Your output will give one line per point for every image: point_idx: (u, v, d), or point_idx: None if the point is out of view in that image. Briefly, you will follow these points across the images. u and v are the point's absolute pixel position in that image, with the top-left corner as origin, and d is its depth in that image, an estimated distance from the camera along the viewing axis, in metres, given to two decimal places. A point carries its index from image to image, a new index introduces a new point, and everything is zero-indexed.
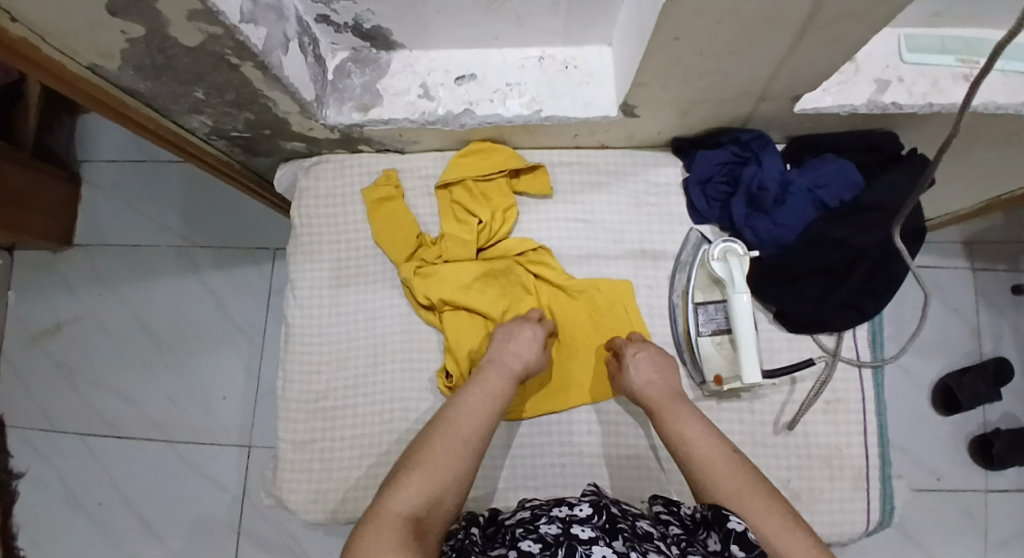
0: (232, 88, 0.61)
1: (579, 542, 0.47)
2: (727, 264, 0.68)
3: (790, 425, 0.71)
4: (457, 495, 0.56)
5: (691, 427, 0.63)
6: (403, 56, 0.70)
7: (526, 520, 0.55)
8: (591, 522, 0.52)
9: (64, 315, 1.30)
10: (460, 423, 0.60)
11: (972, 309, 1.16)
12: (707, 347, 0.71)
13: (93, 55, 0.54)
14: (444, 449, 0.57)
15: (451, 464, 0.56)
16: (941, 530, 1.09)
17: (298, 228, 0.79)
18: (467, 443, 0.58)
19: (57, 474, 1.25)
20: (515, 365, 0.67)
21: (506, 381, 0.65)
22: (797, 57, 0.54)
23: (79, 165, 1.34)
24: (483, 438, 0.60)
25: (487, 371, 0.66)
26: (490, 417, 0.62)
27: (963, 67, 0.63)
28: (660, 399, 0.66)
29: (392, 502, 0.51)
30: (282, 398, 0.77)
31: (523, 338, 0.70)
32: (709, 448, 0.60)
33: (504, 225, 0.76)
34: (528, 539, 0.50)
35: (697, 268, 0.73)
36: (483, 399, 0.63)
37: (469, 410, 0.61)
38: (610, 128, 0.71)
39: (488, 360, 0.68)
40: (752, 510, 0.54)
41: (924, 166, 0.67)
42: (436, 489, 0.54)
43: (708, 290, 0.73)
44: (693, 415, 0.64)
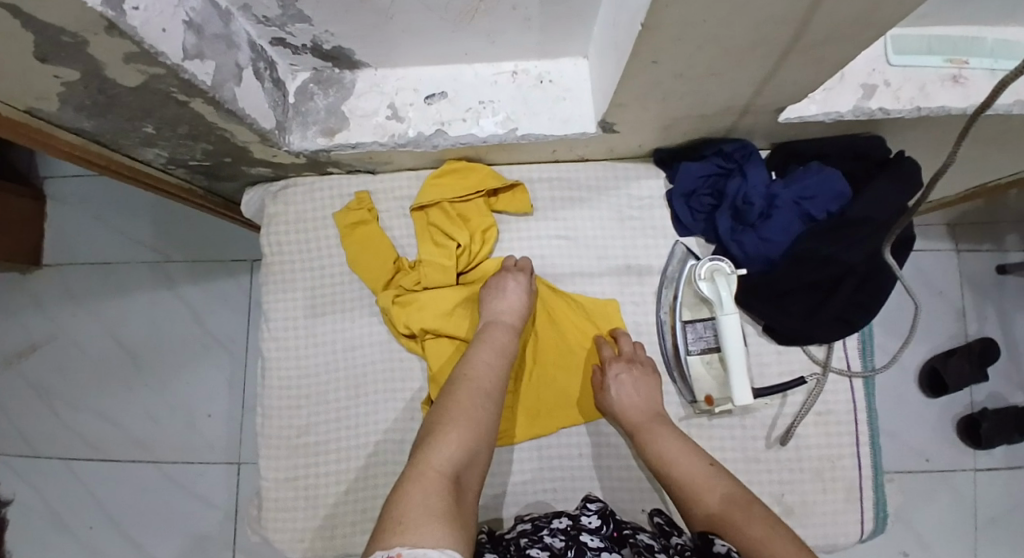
0: (185, 122, 0.57)
1: (590, 550, 0.56)
2: (715, 283, 0.66)
3: (781, 440, 0.71)
4: (488, 444, 0.58)
5: (674, 447, 0.63)
6: (369, 75, 0.66)
7: (531, 532, 0.59)
8: (600, 534, 0.59)
9: (37, 338, 1.26)
10: (477, 377, 0.62)
11: (958, 292, 1.16)
12: (696, 365, 0.70)
13: (29, 98, 0.50)
14: (468, 404, 0.59)
15: (479, 419, 0.58)
16: (930, 514, 1.11)
17: (269, 258, 0.76)
18: (488, 395, 0.61)
19: (42, 501, 1.22)
20: (512, 321, 0.68)
21: (510, 337, 0.67)
22: (782, 74, 0.51)
23: (41, 181, 1.28)
24: (501, 387, 0.63)
25: (491, 329, 0.67)
26: (503, 372, 0.64)
27: (951, 68, 0.61)
28: (638, 421, 0.66)
29: (430, 458, 0.53)
30: (262, 434, 0.74)
31: (508, 288, 0.69)
32: (693, 467, 0.61)
33: (484, 246, 0.74)
34: (538, 547, 0.56)
35: (684, 286, 0.71)
36: (495, 355, 0.64)
37: (484, 365, 0.63)
38: (589, 143, 0.69)
39: (486, 321, 0.68)
40: (739, 526, 0.55)
41: (912, 174, 0.64)
42: (470, 443, 0.56)
43: (694, 308, 0.71)
44: (674, 434, 0.65)
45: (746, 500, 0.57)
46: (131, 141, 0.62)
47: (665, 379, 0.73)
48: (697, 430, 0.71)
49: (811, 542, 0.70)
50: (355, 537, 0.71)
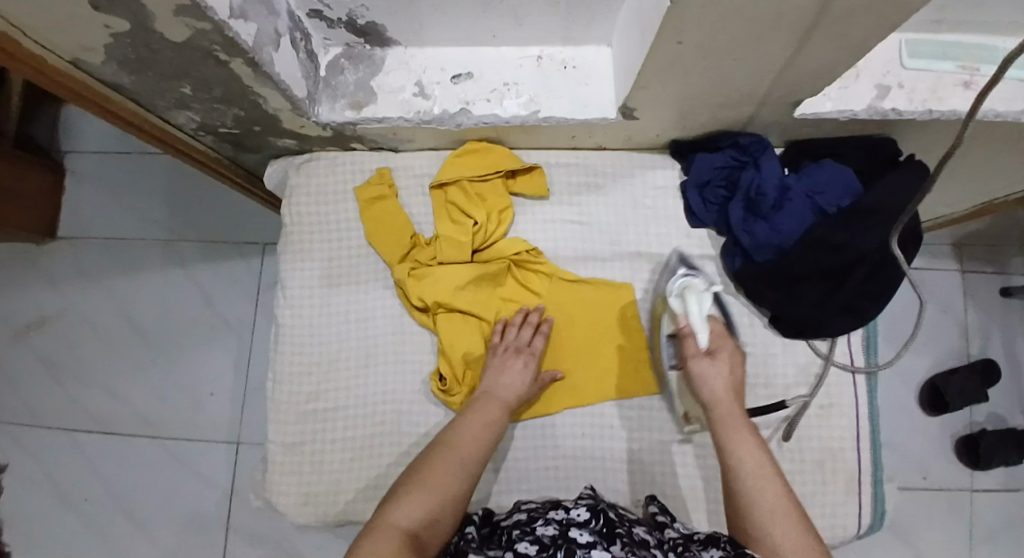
0: (221, 84, 0.59)
1: (579, 547, 0.49)
2: (684, 300, 0.68)
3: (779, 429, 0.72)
4: (453, 519, 0.56)
5: (755, 458, 0.58)
6: (398, 53, 0.68)
7: (524, 522, 0.58)
8: (589, 528, 0.53)
9: (48, 308, 1.27)
10: (459, 445, 0.60)
11: (961, 310, 1.17)
12: (675, 382, 0.70)
13: (76, 50, 0.52)
14: (439, 469, 0.57)
15: (448, 487, 0.56)
16: (927, 526, 1.11)
17: (289, 227, 0.78)
18: (465, 465, 0.59)
19: (40, 469, 1.23)
20: (508, 398, 0.66)
21: (502, 414, 0.65)
22: (800, 64, 0.53)
23: (62, 155, 1.30)
24: (481, 460, 0.60)
25: (484, 401, 0.65)
26: (487, 446, 0.61)
27: (964, 72, 0.63)
28: (729, 416, 0.62)
29: (394, 513, 0.52)
30: (272, 400, 0.76)
31: (514, 368, 0.69)
32: (769, 484, 0.56)
33: (500, 226, 0.75)
34: (525, 541, 0.52)
35: (662, 304, 0.72)
36: (480, 426, 0.62)
37: (469, 435, 0.61)
38: (608, 129, 0.70)
39: (482, 391, 0.67)
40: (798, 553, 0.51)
41: (923, 170, 0.67)
42: (435, 508, 0.54)
43: (670, 323, 0.72)
44: (757, 444, 0.60)
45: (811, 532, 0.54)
46: (166, 102, 0.64)
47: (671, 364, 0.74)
48: None
49: None
50: (358, 503, 0.72)
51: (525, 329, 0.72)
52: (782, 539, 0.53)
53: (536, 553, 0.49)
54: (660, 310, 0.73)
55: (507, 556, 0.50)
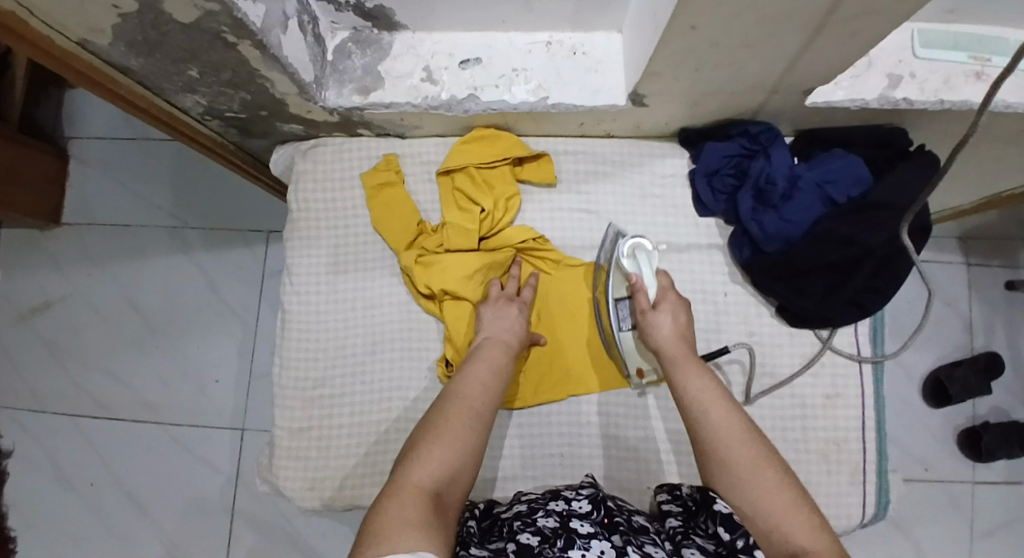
0: (229, 67, 0.58)
1: (579, 535, 0.49)
2: (637, 260, 0.70)
3: (769, 391, 0.72)
4: (469, 472, 0.53)
5: (704, 385, 0.59)
6: (406, 38, 0.67)
7: (525, 514, 0.57)
8: (591, 519, 0.53)
9: (53, 294, 1.28)
10: (469, 396, 0.58)
11: (967, 304, 1.17)
12: (628, 341, 0.71)
13: (83, 31, 0.52)
14: (456, 423, 0.54)
15: (465, 439, 0.54)
16: (927, 518, 1.11)
17: (295, 213, 0.77)
18: (479, 415, 0.56)
19: (46, 453, 1.23)
20: (510, 341, 0.66)
21: (508, 357, 0.65)
22: (813, 50, 0.53)
23: (66, 141, 1.30)
24: (492, 409, 0.58)
25: (488, 346, 0.65)
26: (496, 393, 0.60)
27: (974, 64, 0.63)
28: (676, 355, 0.62)
29: (411, 476, 0.48)
30: (278, 386, 0.76)
31: (508, 313, 0.69)
32: (717, 407, 0.57)
33: (507, 214, 0.75)
34: (527, 532, 0.52)
35: (608, 270, 0.73)
36: (490, 373, 0.61)
37: (478, 383, 0.60)
38: (617, 117, 0.69)
39: (483, 338, 0.67)
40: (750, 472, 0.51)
41: (933, 163, 0.66)
42: (452, 460, 0.51)
43: (620, 286, 0.72)
44: (705, 376, 0.60)
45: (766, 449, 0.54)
46: (173, 85, 0.64)
47: None
48: None
49: None
50: (365, 489, 0.72)
51: (511, 282, 0.73)
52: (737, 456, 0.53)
53: (537, 544, 0.49)
54: (607, 263, 0.74)
55: (509, 547, 0.50)
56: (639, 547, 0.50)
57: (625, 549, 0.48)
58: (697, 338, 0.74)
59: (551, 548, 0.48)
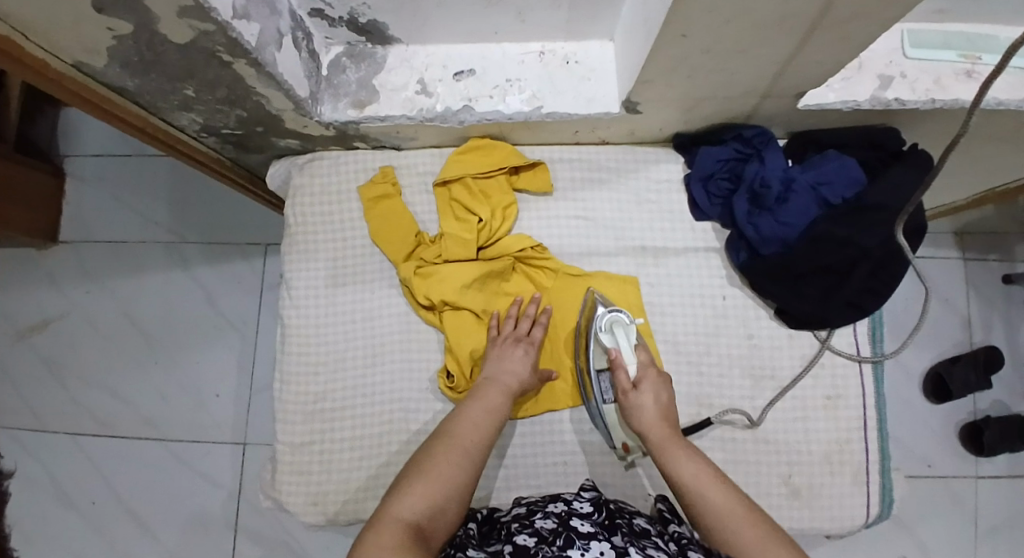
0: (224, 84, 0.59)
1: (578, 536, 0.50)
2: (614, 334, 0.69)
3: (776, 398, 0.72)
4: (455, 508, 0.55)
5: (695, 468, 0.59)
6: (400, 51, 0.68)
7: (524, 517, 0.58)
8: (591, 519, 0.54)
9: (51, 312, 1.28)
10: (461, 434, 0.60)
11: (964, 300, 1.17)
12: (611, 414, 0.70)
13: (79, 53, 0.52)
14: (443, 460, 0.57)
15: (452, 477, 0.56)
16: (932, 516, 1.11)
17: (293, 227, 0.78)
18: (469, 454, 0.58)
19: (47, 473, 1.23)
20: (513, 383, 0.66)
21: (506, 399, 0.65)
22: (803, 55, 0.53)
23: (62, 159, 1.30)
24: (485, 447, 0.60)
25: (489, 386, 0.65)
26: (491, 431, 0.61)
27: (965, 63, 0.63)
28: (661, 439, 0.63)
29: (395, 507, 0.52)
30: (278, 401, 0.76)
31: (515, 356, 0.69)
32: (712, 489, 0.57)
33: (504, 223, 0.75)
34: (525, 534, 0.53)
35: (588, 342, 0.72)
36: (484, 412, 0.62)
37: (471, 423, 0.61)
38: (611, 124, 0.70)
39: (484, 378, 0.67)
40: (758, 549, 0.51)
41: (926, 164, 0.67)
42: (437, 498, 0.54)
43: (601, 358, 0.72)
44: (693, 456, 0.60)
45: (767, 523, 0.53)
46: (169, 104, 0.65)
47: (677, 358, 0.74)
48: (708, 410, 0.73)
49: (818, 523, 0.71)
50: (368, 503, 0.72)
51: (523, 321, 0.73)
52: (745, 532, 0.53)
53: (535, 545, 0.50)
54: (586, 327, 0.73)
55: (507, 549, 0.52)
56: (638, 548, 0.50)
57: (625, 550, 0.49)
58: (697, 342, 0.74)
59: (549, 547, 0.49)
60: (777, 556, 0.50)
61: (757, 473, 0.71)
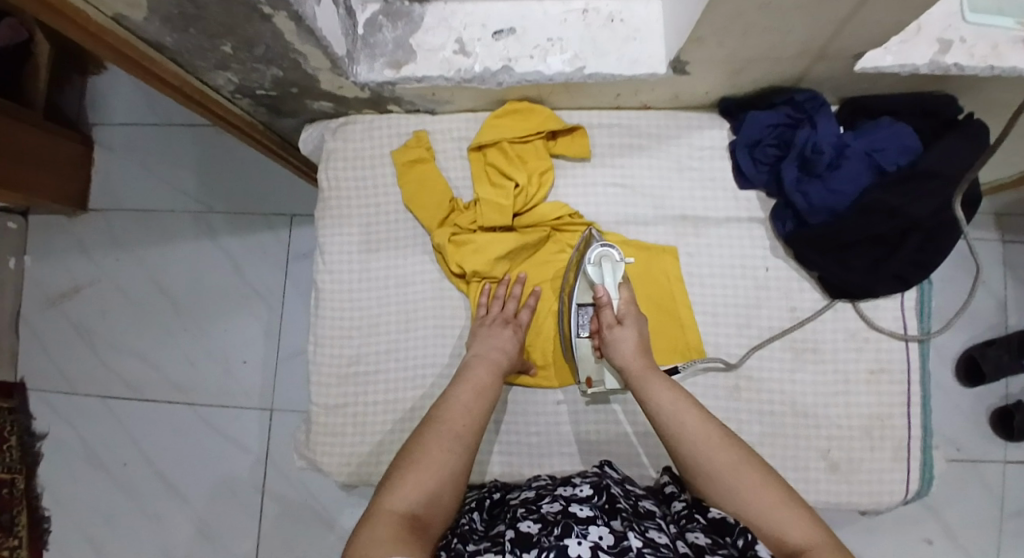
0: (262, 41, 0.57)
1: (576, 522, 0.48)
2: (601, 268, 0.67)
3: (782, 334, 0.71)
4: (452, 494, 0.53)
5: (672, 398, 0.58)
6: (438, 10, 0.66)
7: (531, 501, 0.57)
8: (591, 503, 0.53)
9: (82, 279, 1.29)
10: (453, 419, 0.57)
11: (1002, 281, 1.13)
12: (584, 348, 0.69)
13: (117, 4, 0.51)
14: (434, 447, 0.54)
15: (444, 462, 0.53)
16: (960, 499, 1.09)
17: (326, 192, 0.77)
18: (461, 437, 0.56)
19: (80, 435, 1.26)
20: (499, 360, 0.65)
21: (494, 377, 0.64)
22: (869, 11, 0.50)
23: (90, 127, 1.30)
24: (477, 429, 0.58)
25: (475, 365, 0.64)
26: (481, 412, 0.60)
27: (1019, 30, 0.60)
28: (639, 372, 0.62)
29: (387, 501, 0.49)
30: (313, 364, 0.76)
31: (501, 335, 0.68)
32: (690, 417, 0.56)
33: (541, 189, 0.74)
34: (529, 520, 0.51)
35: (576, 275, 0.70)
36: (473, 394, 0.61)
37: (460, 406, 0.59)
38: (656, 87, 0.68)
39: (470, 356, 0.66)
40: (733, 480, 0.51)
41: (980, 132, 0.63)
42: (432, 486, 0.51)
43: (585, 293, 0.70)
44: (671, 387, 0.60)
45: (742, 450, 0.53)
46: (206, 62, 0.64)
47: (715, 332, 0.73)
48: (745, 383, 0.72)
49: (855, 498, 0.70)
50: None
51: (510, 302, 0.72)
52: (724, 467, 0.52)
53: (537, 533, 0.48)
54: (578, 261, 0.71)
55: (509, 535, 0.50)
56: (640, 532, 0.49)
57: (624, 534, 0.48)
58: (737, 313, 0.73)
59: (548, 535, 0.47)
60: (752, 483, 0.51)
61: (795, 447, 0.70)
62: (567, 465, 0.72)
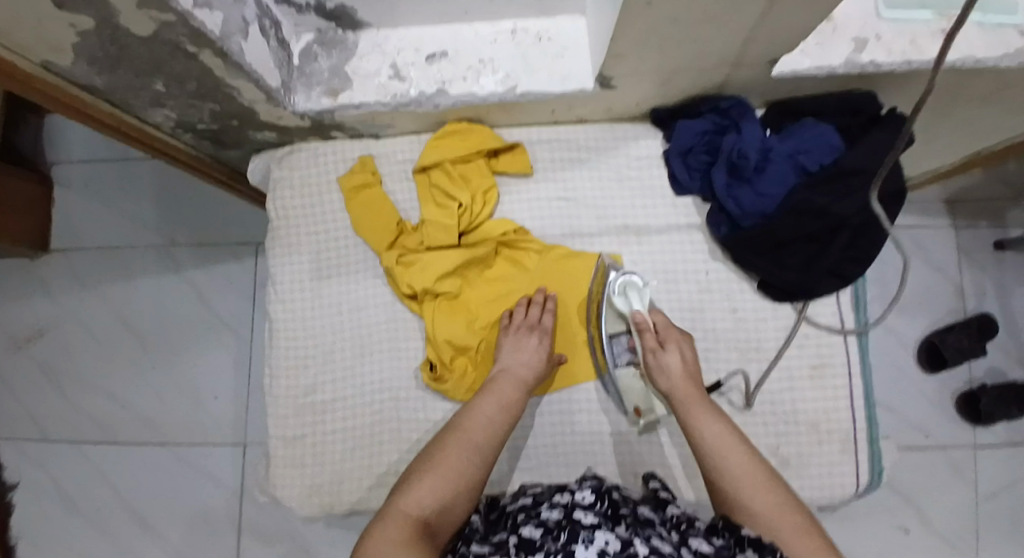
0: (194, 77, 0.58)
1: (583, 527, 0.48)
2: (627, 297, 0.71)
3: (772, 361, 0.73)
4: (466, 503, 0.56)
5: (719, 430, 0.61)
6: (371, 36, 0.67)
7: (530, 507, 0.56)
8: (595, 510, 0.52)
9: (45, 320, 1.28)
10: (473, 429, 0.60)
11: (957, 268, 1.17)
12: (626, 379, 0.72)
13: (43, 51, 0.52)
14: (453, 456, 0.57)
15: (461, 470, 0.56)
16: (930, 484, 1.11)
17: (275, 222, 0.78)
18: (479, 449, 0.59)
19: (50, 480, 1.23)
20: (526, 376, 0.67)
21: (520, 392, 0.65)
22: (770, 20, 0.53)
23: (48, 166, 1.29)
24: (495, 444, 0.60)
25: (502, 380, 0.66)
26: (503, 428, 0.62)
27: (940, 22, 0.62)
28: (688, 400, 0.64)
29: (404, 503, 0.52)
30: (269, 394, 0.76)
31: (529, 346, 0.69)
32: (733, 449, 0.59)
33: (485, 207, 0.75)
34: (531, 525, 0.50)
35: (600, 305, 0.73)
36: (496, 407, 0.63)
37: (483, 417, 0.62)
38: (587, 102, 0.70)
39: (499, 370, 0.68)
40: (772, 518, 0.53)
41: (902, 126, 0.66)
42: (448, 493, 0.54)
43: (615, 322, 0.73)
44: (719, 419, 0.62)
45: (779, 488, 0.56)
46: (142, 100, 0.64)
47: None
48: None
49: (810, 493, 0.71)
50: (363, 490, 0.73)
51: (534, 308, 0.73)
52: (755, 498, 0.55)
53: (540, 538, 0.47)
54: (598, 293, 0.74)
55: (512, 541, 0.49)
56: (645, 539, 0.48)
57: (631, 541, 0.47)
58: (682, 319, 0.75)
59: (553, 541, 0.47)
60: (790, 524, 0.52)
61: None
62: (526, 479, 0.73)
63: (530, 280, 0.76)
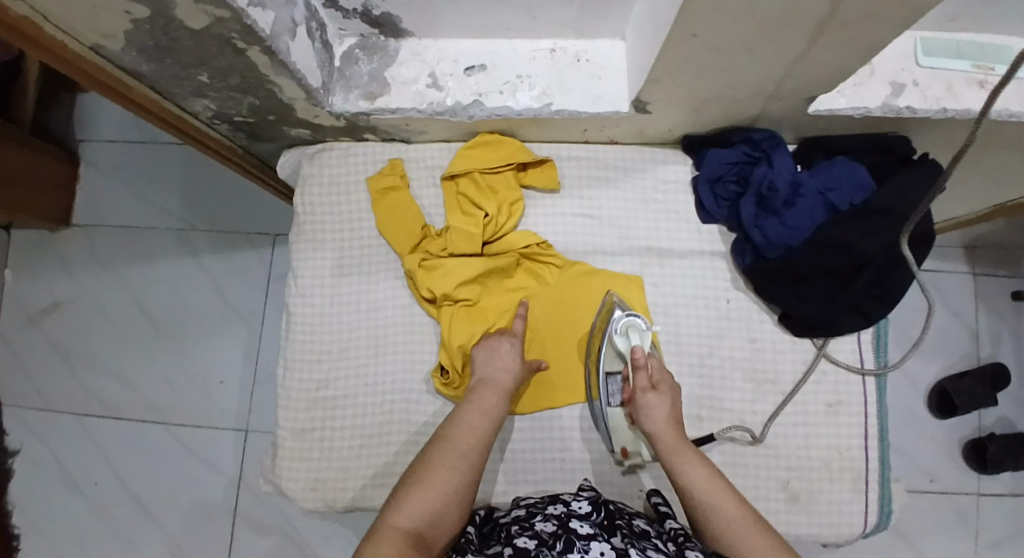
0: (237, 71, 0.59)
1: (578, 538, 0.47)
2: (629, 338, 0.70)
3: (789, 394, 0.72)
4: (456, 512, 0.56)
5: (703, 474, 0.60)
6: (412, 44, 0.68)
7: (525, 519, 0.56)
8: (590, 520, 0.52)
9: (62, 295, 1.29)
10: (459, 436, 0.60)
11: (975, 313, 1.16)
12: (616, 416, 0.72)
13: (94, 35, 0.53)
14: (441, 465, 0.57)
15: (449, 479, 0.56)
16: (934, 531, 1.10)
17: (301, 217, 0.79)
18: (465, 456, 0.58)
19: (53, 453, 1.24)
20: (504, 380, 0.67)
21: (499, 398, 0.65)
22: (812, 57, 0.53)
23: (77, 145, 1.31)
24: (483, 448, 0.60)
25: (482, 387, 0.66)
26: (486, 434, 0.62)
27: (977, 72, 0.62)
28: (670, 444, 0.64)
29: (395, 517, 0.52)
30: (282, 387, 0.77)
31: (503, 352, 0.69)
32: (718, 494, 0.58)
33: (510, 219, 0.76)
34: (525, 537, 0.50)
35: (601, 342, 0.73)
36: (479, 415, 0.63)
37: (467, 425, 0.61)
38: (620, 123, 0.70)
39: (478, 379, 0.67)
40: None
41: (935, 170, 0.66)
42: (437, 504, 0.54)
43: (613, 361, 0.73)
44: (702, 462, 0.62)
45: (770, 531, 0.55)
46: (183, 89, 0.66)
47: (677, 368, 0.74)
48: (707, 412, 0.73)
49: (814, 530, 0.70)
50: (366, 490, 0.73)
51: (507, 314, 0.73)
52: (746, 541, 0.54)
53: (535, 549, 0.47)
54: (601, 328, 0.73)
55: (507, 552, 0.49)
56: (639, 550, 0.49)
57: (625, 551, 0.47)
58: (699, 345, 0.74)
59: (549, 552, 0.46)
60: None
61: (756, 477, 0.71)
62: (531, 493, 0.73)
63: (548, 293, 0.76)
